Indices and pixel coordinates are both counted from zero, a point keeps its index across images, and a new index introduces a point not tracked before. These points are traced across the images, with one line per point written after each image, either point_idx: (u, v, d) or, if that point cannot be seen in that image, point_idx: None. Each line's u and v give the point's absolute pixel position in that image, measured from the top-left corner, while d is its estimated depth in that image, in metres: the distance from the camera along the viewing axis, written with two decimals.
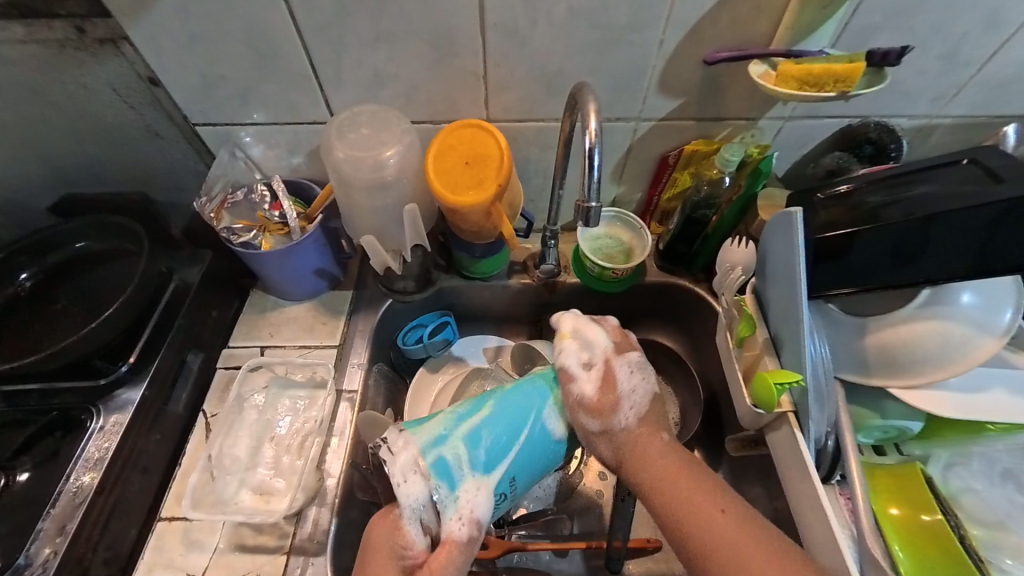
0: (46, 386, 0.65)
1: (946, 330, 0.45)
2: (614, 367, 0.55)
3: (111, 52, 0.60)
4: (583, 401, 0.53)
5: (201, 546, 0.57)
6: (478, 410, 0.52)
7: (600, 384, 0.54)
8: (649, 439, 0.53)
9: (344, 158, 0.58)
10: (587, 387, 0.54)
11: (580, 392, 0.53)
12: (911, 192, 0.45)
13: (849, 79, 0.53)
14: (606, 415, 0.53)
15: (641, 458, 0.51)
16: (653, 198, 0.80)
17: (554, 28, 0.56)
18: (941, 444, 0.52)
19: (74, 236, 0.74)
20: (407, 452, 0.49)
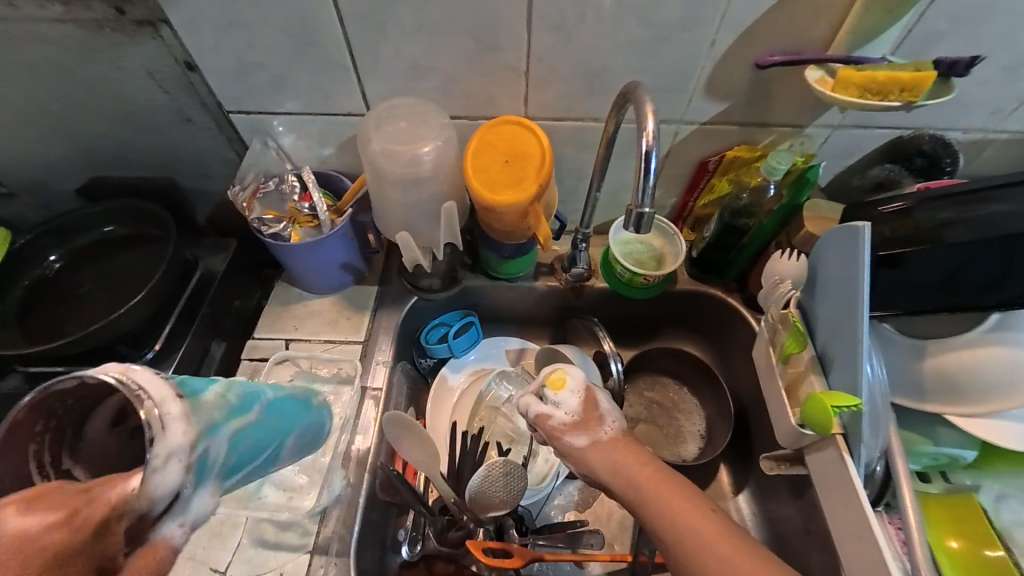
0: (71, 370, 0.66)
1: (1014, 357, 0.43)
2: (595, 397, 0.57)
3: (147, 34, 0.59)
4: (567, 431, 0.55)
5: (223, 541, 0.55)
6: (251, 408, 0.37)
7: (578, 408, 0.55)
8: (632, 446, 0.53)
9: (381, 150, 0.57)
10: (564, 418, 0.55)
11: (559, 421, 0.55)
12: (983, 210, 0.43)
13: (915, 88, 0.51)
14: (591, 430, 0.54)
15: (629, 466, 0.51)
16: (687, 204, 0.78)
17: (603, 24, 0.54)
18: (991, 473, 0.50)
19: (101, 220, 0.74)
20: (184, 426, 0.30)
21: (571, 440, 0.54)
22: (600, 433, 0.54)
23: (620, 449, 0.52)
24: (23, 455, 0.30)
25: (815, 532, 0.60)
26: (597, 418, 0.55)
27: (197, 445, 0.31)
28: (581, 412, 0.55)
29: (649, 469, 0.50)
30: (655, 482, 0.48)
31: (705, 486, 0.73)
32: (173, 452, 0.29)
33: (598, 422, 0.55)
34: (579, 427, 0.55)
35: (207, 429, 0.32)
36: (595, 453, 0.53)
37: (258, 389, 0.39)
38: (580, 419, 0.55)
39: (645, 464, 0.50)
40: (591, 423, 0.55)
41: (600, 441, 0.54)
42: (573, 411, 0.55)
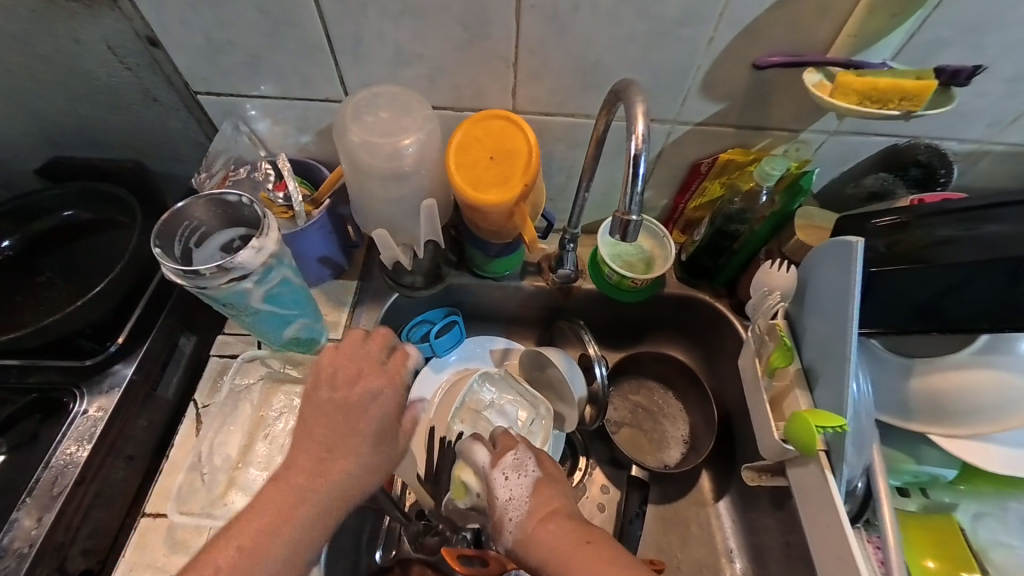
0: (28, 363, 0.62)
1: (1002, 381, 0.42)
2: (490, 484, 0.54)
3: (107, 6, 0.54)
4: (491, 538, 0.53)
5: (186, 548, 0.53)
6: (280, 290, 0.55)
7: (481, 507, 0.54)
8: (538, 531, 0.48)
9: (359, 142, 0.54)
10: (485, 516, 0.57)
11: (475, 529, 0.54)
12: (980, 230, 0.41)
13: (918, 98, 0.49)
14: (498, 532, 0.51)
15: (546, 554, 0.46)
16: (678, 207, 0.76)
17: (598, 15, 0.51)
18: (972, 492, 0.50)
19: (61, 204, 0.69)
20: (269, 235, 0.50)
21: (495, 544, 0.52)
22: (504, 534, 0.51)
23: (534, 535, 0.48)
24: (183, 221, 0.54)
25: (794, 545, 0.60)
26: (500, 514, 0.51)
27: (273, 256, 0.51)
28: (486, 511, 0.53)
29: (564, 547, 0.45)
30: (570, 563, 0.44)
31: (687, 492, 0.73)
32: (262, 249, 0.49)
33: (500, 522, 0.51)
34: (496, 526, 0.52)
35: (286, 281, 0.55)
36: (517, 554, 0.49)
37: (305, 310, 0.60)
38: (491, 510, 0.53)
39: (556, 546, 0.46)
40: (500, 514, 0.51)
41: (511, 531, 0.50)
42: (482, 504, 0.57)
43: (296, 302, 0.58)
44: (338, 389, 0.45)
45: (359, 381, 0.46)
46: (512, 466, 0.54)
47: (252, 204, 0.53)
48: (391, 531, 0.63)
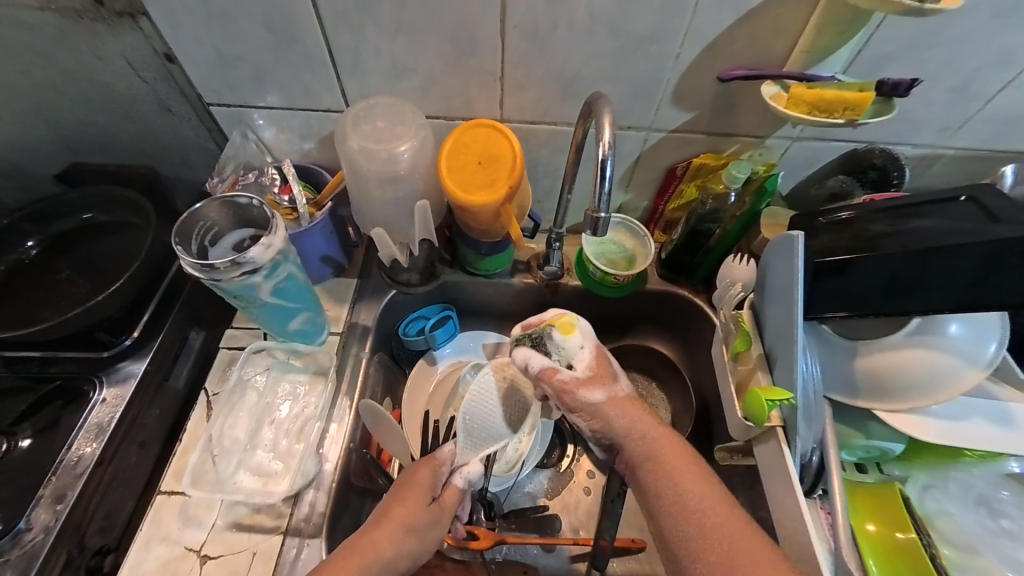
0: (48, 354, 0.66)
1: (934, 359, 0.46)
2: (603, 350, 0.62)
3: (128, 26, 0.59)
4: (581, 384, 0.58)
5: (198, 523, 0.57)
6: (287, 286, 0.60)
7: (590, 360, 0.59)
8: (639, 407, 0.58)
9: (358, 149, 0.59)
10: (574, 375, 0.58)
11: (564, 378, 0.58)
12: (909, 225, 0.47)
13: (858, 109, 0.55)
14: (606, 378, 0.59)
15: (631, 420, 0.57)
16: (658, 207, 0.81)
17: (575, 33, 0.56)
18: (918, 464, 0.54)
19: (81, 206, 0.74)
20: (278, 235, 0.55)
21: (591, 392, 0.58)
22: (616, 383, 0.59)
23: (620, 407, 0.57)
24: (196, 222, 0.59)
25: (764, 520, 0.64)
26: (614, 374, 0.60)
27: (280, 252, 0.56)
28: (591, 366, 0.59)
29: (661, 430, 0.55)
30: (660, 436, 0.55)
31: None
32: (271, 245, 0.54)
33: (611, 376, 0.60)
34: (592, 382, 0.58)
35: (292, 276, 0.61)
36: (614, 401, 0.58)
37: (308, 304, 0.66)
38: (596, 379, 0.59)
39: (652, 428, 0.56)
40: (607, 380, 0.59)
41: (614, 398, 0.58)
42: (586, 370, 0.59)
43: (301, 297, 0.64)
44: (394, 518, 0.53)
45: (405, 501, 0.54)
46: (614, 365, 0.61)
47: (261, 206, 0.58)
48: None
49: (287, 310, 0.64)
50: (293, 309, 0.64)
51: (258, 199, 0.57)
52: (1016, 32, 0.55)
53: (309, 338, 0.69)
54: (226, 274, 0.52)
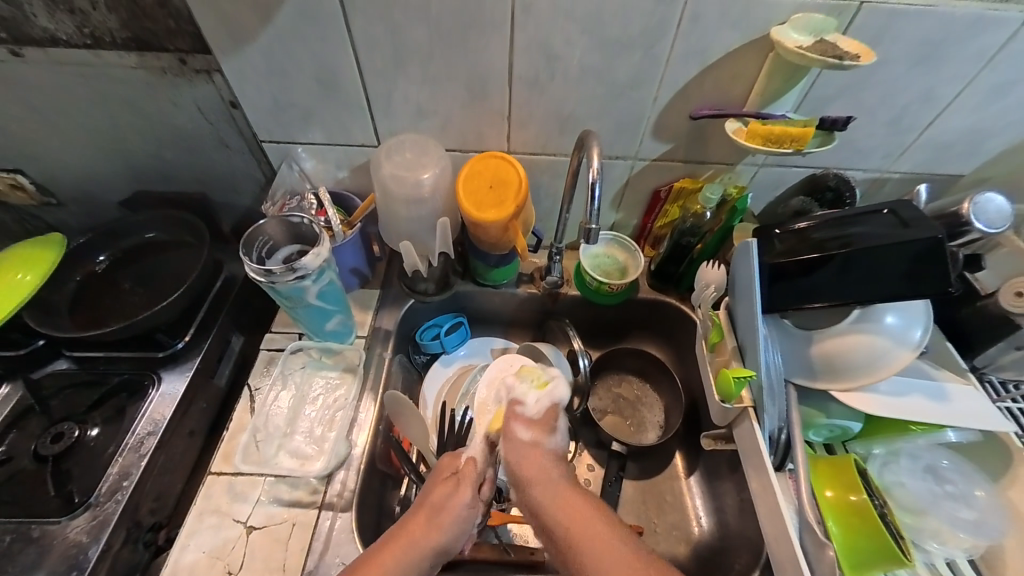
0: (110, 354, 0.76)
1: (873, 343, 0.56)
2: (558, 406, 0.70)
3: (203, 80, 0.72)
4: (524, 421, 0.67)
5: (245, 497, 0.65)
6: (329, 291, 0.71)
7: (541, 411, 0.68)
8: (558, 467, 0.64)
9: (390, 175, 0.70)
10: (529, 412, 0.68)
11: (522, 409, 0.68)
12: (845, 232, 0.57)
13: (802, 140, 0.66)
14: (542, 432, 0.66)
15: (543, 498, 0.60)
16: (646, 225, 0.92)
17: (570, 82, 0.69)
18: (877, 440, 0.64)
19: (144, 227, 0.84)
20: (325, 246, 0.67)
21: (521, 429, 0.66)
22: (547, 439, 0.66)
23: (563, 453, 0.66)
24: (256, 238, 0.70)
25: (746, 501, 0.72)
26: (551, 425, 0.68)
27: (326, 261, 0.68)
28: (542, 415, 0.68)
29: (558, 491, 0.60)
30: (548, 488, 0.60)
31: (662, 468, 0.85)
32: (320, 254, 0.66)
33: (551, 430, 0.67)
34: (536, 423, 0.67)
35: (333, 283, 0.71)
36: (535, 453, 0.64)
37: (344, 308, 0.76)
38: (535, 422, 0.67)
39: (562, 495, 0.59)
40: (543, 432, 0.67)
41: (542, 449, 0.65)
42: (536, 412, 0.68)
43: (338, 301, 0.74)
44: (426, 506, 0.60)
45: (432, 490, 0.62)
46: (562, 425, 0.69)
47: (311, 223, 0.70)
48: (407, 499, 0.74)
49: (326, 313, 0.74)
50: (331, 313, 0.75)
51: (310, 218, 0.69)
52: (932, 77, 0.67)
53: (343, 339, 0.79)
54: (285, 278, 0.64)
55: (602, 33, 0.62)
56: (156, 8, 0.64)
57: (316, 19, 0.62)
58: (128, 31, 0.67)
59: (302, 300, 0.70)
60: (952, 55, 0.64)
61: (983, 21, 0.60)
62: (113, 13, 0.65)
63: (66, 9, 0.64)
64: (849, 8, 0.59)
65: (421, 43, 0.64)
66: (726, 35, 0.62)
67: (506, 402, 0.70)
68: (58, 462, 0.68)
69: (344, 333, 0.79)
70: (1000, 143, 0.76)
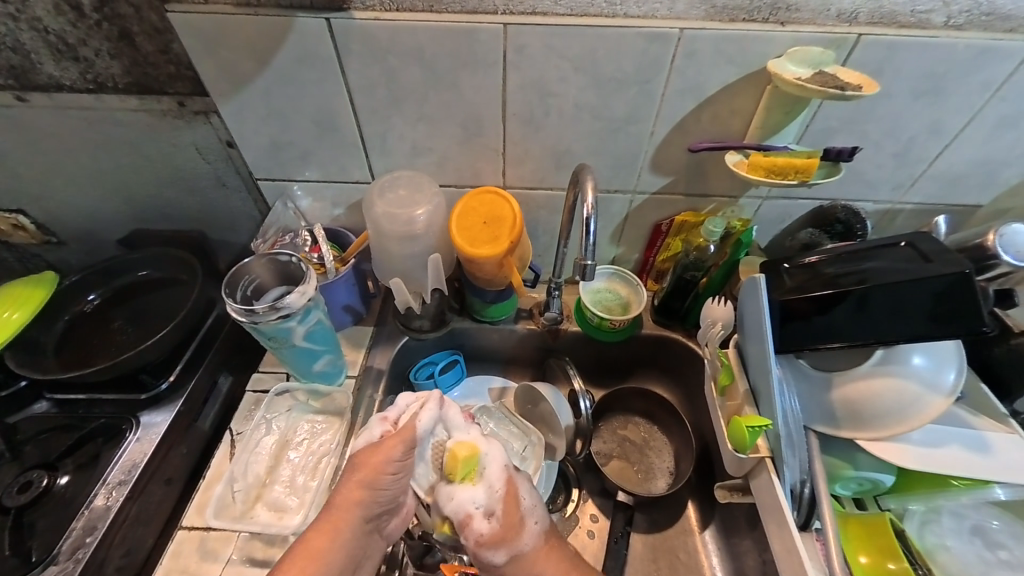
0: (92, 396, 0.73)
1: (900, 387, 0.51)
2: (515, 487, 0.60)
3: (202, 121, 0.73)
4: (487, 546, 0.57)
5: (216, 556, 0.61)
6: (317, 330, 0.69)
7: (494, 508, 0.58)
8: (546, 557, 0.59)
9: (382, 213, 0.69)
10: (484, 530, 0.57)
11: (478, 532, 0.57)
12: (859, 267, 0.54)
13: (807, 171, 0.64)
14: (509, 541, 0.58)
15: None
16: (649, 259, 0.89)
17: (564, 119, 0.68)
18: (914, 498, 0.57)
19: (139, 265, 0.84)
20: (312, 284, 0.65)
21: (492, 557, 0.58)
22: (519, 543, 0.58)
23: (539, 567, 0.58)
24: (239, 275, 0.68)
25: (769, 562, 0.64)
26: (521, 524, 0.59)
27: (312, 299, 0.65)
28: (498, 514, 0.58)
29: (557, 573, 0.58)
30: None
31: (674, 521, 0.78)
32: (305, 293, 0.64)
33: (517, 532, 0.58)
34: (498, 544, 0.57)
35: (321, 322, 0.69)
36: (517, 566, 0.58)
37: (332, 348, 0.73)
38: (502, 528, 0.58)
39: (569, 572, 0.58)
40: (512, 533, 0.58)
41: (519, 557, 0.58)
42: (490, 520, 0.58)
43: (326, 340, 0.71)
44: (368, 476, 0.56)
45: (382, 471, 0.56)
46: (492, 492, 0.58)
47: (299, 262, 0.68)
48: None
49: (314, 354, 0.71)
50: (318, 354, 0.71)
51: (297, 256, 0.68)
52: (938, 108, 0.65)
53: (331, 381, 0.75)
54: (271, 318, 0.61)
55: (594, 70, 0.62)
56: (157, 55, 0.66)
57: (312, 63, 0.62)
58: (130, 76, 0.68)
59: (288, 341, 0.67)
60: (957, 85, 0.62)
61: (986, 53, 0.58)
62: (116, 60, 0.67)
63: (71, 57, 0.66)
64: (846, 41, 0.58)
65: (415, 84, 0.64)
66: (722, 70, 0.61)
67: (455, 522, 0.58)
68: (22, 514, 0.64)
69: (331, 375, 0.75)
70: (1016, 172, 0.73)
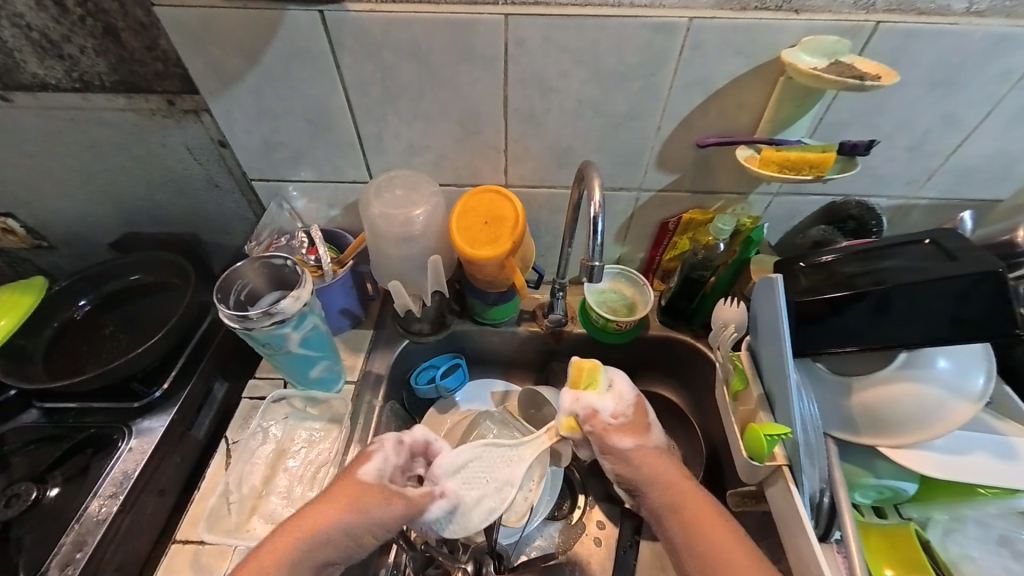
0: (83, 405, 0.71)
1: (923, 391, 0.49)
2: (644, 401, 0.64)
3: (192, 120, 0.70)
4: (614, 430, 0.60)
5: (210, 571, 0.59)
6: (313, 336, 0.67)
7: (619, 408, 0.62)
8: (662, 460, 0.58)
9: (379, 214, 0.67)
10: (608, 419, 0.61)
11: (603, 421, 0.61)
12: (877, 266, 0.51)
13: (821, 167, 0.61)
14: (639, 434, 0.60)
15: (653, 477, 0.57)
16: (654, 258, 0.87)
17: (566, 114, 0.65)
18: (938, 506, 0.55)
19: (131, 269, 0.81)
20: (308, 288, 0.63)
21: (620, 439, 0.59)
22: (648, 437, 0.60)
23: (662, 466, 0.57)
24: (229, 280, 0.65)
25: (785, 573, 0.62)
26: (647, 427, 0.61)
27: (307, 304, 0.63)
28: (623, 412, 0.62)
29: (673, 481, 0.56)
30: (680, 495, 0.55)
31: None
32: (300, 298, 0.61)
33: (644, 428, 0.61)
34: (624, 430, 0.60)
35: (317, 327, 0.67)
36: (645, 455, 0.59)
37: (328, 354, 0.71)
38: (629, 425, 0.60)
39: (673, 483, 0.56)
40: (640, 432, 0.61)
41: (646, 450, 0.59)
42: (620, 416, 0.61)
43: (321, 346, 0.69)
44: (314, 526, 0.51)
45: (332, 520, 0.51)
46: (619, 393, 0.63)
47: (293, 265, 0.66)
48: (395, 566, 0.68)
49: (309, 360, 0.68)
50: (313, 360, 0.69)
51: (291, 259, 0.65)
52: (956, 99, 0.62)
53: (325, 389, 0.72)
54: (264, 324, 0.59)
55: (598, 63, 0.59)
56: (144, 51, 0.64)
57: (303, 59, 0.60)
58: (117, 74, 0.66)
59: (282, 347, 0.64)
60: (977, 75, 0.59)
61: (1007, 41, 0.56)
62: (102, 57, 0.64)
63: (55, 55, 0.64)
64: (861, 30, 0.56)
65: (412, 79, 0.62)
66: (731, 62, 0.59)
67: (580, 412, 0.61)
68: (10, 529, 0.62)
69: (326, 382, 0.72)
70: None
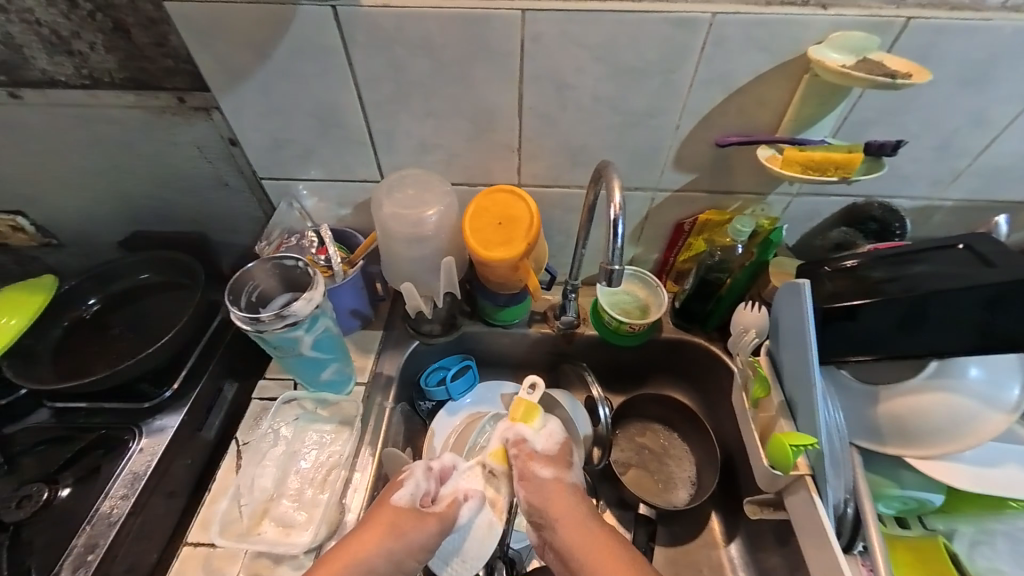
0: (93, 404, 0.71)
1: (955, 402, 0.48)
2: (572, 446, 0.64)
3: (202, 117, 0.69)
4: (535, 460, 0.61)
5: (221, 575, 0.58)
6: (324, 338, 0.66)
7: (551, 445, 0.62)
8: (571, 499, 0.59)
9: (390, 214, 0.65)
10: (535, 449, 0.62)
11: (530, 450, 0.62)
12: (909, 271, 0.50)
13: (847, 167, 0.60)
14: (559, 468, 0.61)
15: (559, 511, 0.58)
16: (668, 259, 0.85)
17: (582, 113, 0.64)
18: (963, 519, 0.55)
19: (139, 268, 0.81)
20: (320, 291, 0.62)
21: (540, 468, 0.61)
22: (567, 473, 0.62)
23: (571, 517, 0.57)
24: (242, 280, 0.65)
25: None
26: (565, 463, 0.62)
27: (319, 306, 0.62)
28: (554, 451, 0.62)
29: (573, 510, 0.58)
30: (575, 525, 0.57)
31: (696, 534, 0.75)
32: (312, 300, 0.60)
33: (567, 464, 0.62)
34: (545, 461, 0.61)
35: (329, 330, 0.66)
36: (558, 497, 0.59)
37: (340, 356, 0.70)
38: (551, 459, 0.62)
39: (580, 521, 0.57)
40: (561, 467, 0.62)
41: (563, 485, 0.60)
42: (548, 449, 0.62)
43: (333, 348, 0.68)
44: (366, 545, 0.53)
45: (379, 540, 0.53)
46: (551, 433, 0.64)
47: (305, 266, 0.65)
48: None
49: (320, 362, 0.68)
50: (324, 362, 0.68)
51: (303, 260, 0.64)
52: (986, 97, 0.60)
53: (337, 390, 0.72)
54: (276, 327, 0.58)
55: (616, 60, 0.58)
56: (154, 48, 0.63)
57: (315, 55, 0.59)
58: (126, 71, 0.65)
59: (294, 349, 0.64)
60: (1011, 72, 0.57)
61: None
62: (111, 54, 0.63)
63: (64, 52, 0.63)
64: (891, 26, 0.54)
65: (425, 76, 0.61)
66: (754, 58, 0.57)
67: (510, 442, 0.62)
68: (21, 530, 0.62)
69: (338, 383, 0.72)
70: None
